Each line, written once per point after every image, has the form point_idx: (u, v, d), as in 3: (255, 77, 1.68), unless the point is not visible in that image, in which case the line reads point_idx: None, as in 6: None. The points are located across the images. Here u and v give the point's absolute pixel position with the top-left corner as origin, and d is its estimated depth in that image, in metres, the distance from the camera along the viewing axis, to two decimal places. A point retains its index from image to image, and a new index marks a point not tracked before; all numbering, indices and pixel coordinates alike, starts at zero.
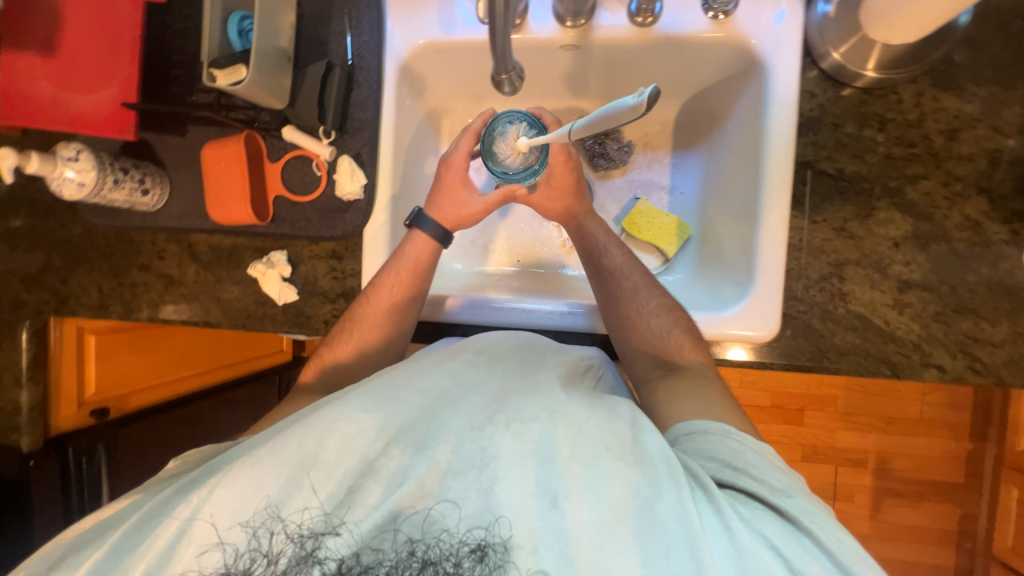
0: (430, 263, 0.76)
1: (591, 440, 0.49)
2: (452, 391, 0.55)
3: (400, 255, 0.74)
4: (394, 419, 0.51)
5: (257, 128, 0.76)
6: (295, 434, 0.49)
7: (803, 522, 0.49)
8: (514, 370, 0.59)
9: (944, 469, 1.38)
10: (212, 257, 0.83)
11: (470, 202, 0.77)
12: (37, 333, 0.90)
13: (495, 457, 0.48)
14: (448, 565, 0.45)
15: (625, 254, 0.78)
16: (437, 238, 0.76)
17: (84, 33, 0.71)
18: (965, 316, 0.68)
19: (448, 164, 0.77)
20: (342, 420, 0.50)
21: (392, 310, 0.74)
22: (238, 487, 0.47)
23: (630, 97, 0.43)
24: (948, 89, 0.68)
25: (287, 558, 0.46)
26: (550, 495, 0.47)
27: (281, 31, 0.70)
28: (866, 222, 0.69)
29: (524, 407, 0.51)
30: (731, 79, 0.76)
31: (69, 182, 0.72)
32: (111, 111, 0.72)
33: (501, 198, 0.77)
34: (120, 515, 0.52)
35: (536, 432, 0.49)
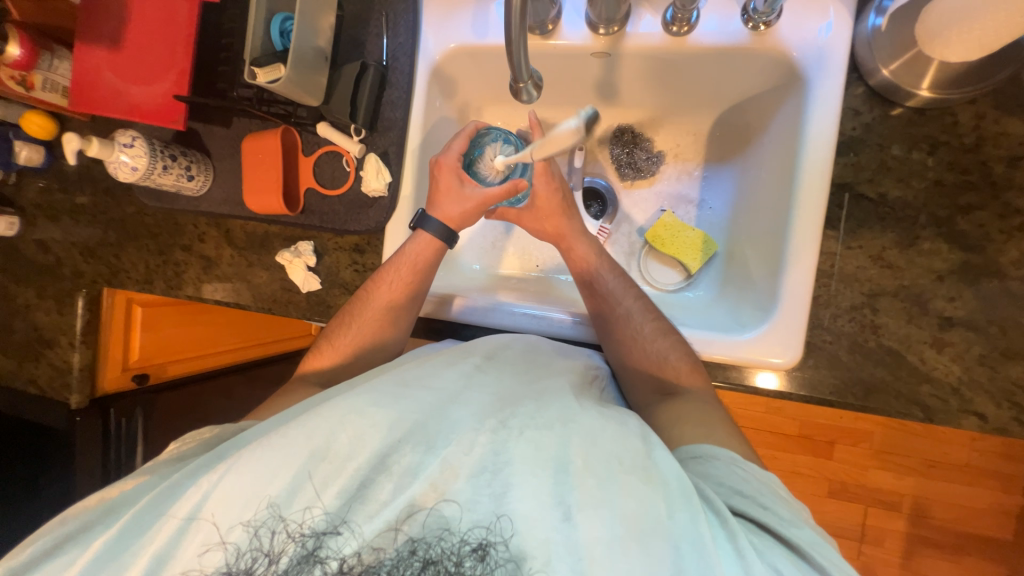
0: (433, 260, 0.77)
1: (605, 451, 0.49)
2: (463, 391, 0.55)
3: (401, 253, 0.76)
4: (407, 416, 0.51)
5: (293, 122, 0.79)
6: (307, 426, 0.50)
7: (815, 557, 0.47)
8: (529, 376, 0.59)
9: (989, 523, 1.27)
10: (246, 242, 0.88)
11: (469, 199, 0.76)
12: (91, 301, 0.99)
13: (507, 463, 0.48)
14: (449, 564, 0.45)
15: (617, 276, 0.76)
16: (443, 237, 0.76)
17: (146, 29, 0.77)
18: (1014, 361, 0.62)
19: (441, 166, 0.74)
20: (354, 414, 0.50)
21: (392, 307, 0.75)
22: (247, 478, 0.48)
23: (574, 121, 0.56)
24: (1014, 113, 0.62)
25: (288, 557, 0.46)
26: (562, 507, 0.46)
27: (321, 32, 0.73)
28: (907, 252, 0.65)
29: (536, 414, 0.52)
30: (771, 92, 0.73)
31: (124, 165, 0.78)
32: (164, 102, 0.77)
33: (506, 190, 0.74)
34: (133, 495, 0.53)
35: (552, 442, 0.49)
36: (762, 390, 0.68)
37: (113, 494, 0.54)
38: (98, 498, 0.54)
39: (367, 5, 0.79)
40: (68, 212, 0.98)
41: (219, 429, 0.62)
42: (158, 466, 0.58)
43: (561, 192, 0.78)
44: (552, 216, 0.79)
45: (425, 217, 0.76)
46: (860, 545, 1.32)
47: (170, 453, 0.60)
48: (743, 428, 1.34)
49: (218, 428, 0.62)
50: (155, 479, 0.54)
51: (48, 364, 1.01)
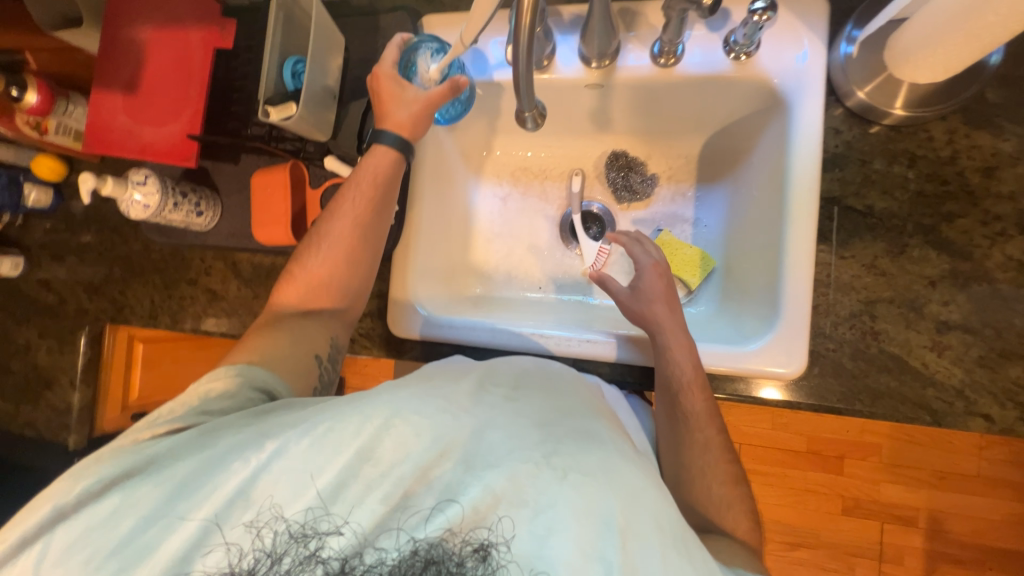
0: (392, 174, 0.72)
1: (647, 517, 0.45)
2: (500, 410, 0.52)
3: (359, 167, 0.72)
4: (446, 429, 0.48)
5: (302, 158, 0.83)
6: (351, 424, 0.48)
7: None
8: (570, 407, 0.55)
9: (1005, 535, 1.25)
10: (253, 274, 0.90)
11: (409, 104, 0.70)
12: (93, 339, 0.99)
13: (550, 506, 0.44)
14: (450, 565, 0.44)
15: (703, 387, 0.67)
16: (400, 149, 0.72)
17: (161, 74, 0.81)
18: (1012, 362, 0.64)
19: (377, 76, 0.71)
20: (398, 419, 0.48)
21: (358, 225, 0.72)
22: (295, 465, 0.47)
23: None
24: (983, 127, 0.66)
25: (290, 558, 0.45)
26: (605, 562, 0.42)
27: (329, 72, 0.78)
28: (898, 259, 0.67)
29: (582, 457, 0.47)
30: (756, 114, 0.77)
31: (136, 204, 0.80)
32: (177, 141, 0.80)
33: (446, 89, 0.69)
34: (174, 448, 0.50)
35: (597, 491, 0.45)
36: (768, 400, 0.70)
37: (150, 438, 0.52)
38: (129, 443, 0.52)
39: (373, 48, 0.84)
40: (73, 251, 0.99)
41: (243, 367, 0.62)
42: (187, 415, 0.56)
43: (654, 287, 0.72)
44: (653, 300, 0.71)
45: (379, 133, 0.72)
46: (881, 564, 1.30)
47: (195, 403, 0.57)
48: (749, 445, 1.34)
49: (240, 366, 0.62)
50: (192, 432, 0.51)
51: (47, 405, 1.00)
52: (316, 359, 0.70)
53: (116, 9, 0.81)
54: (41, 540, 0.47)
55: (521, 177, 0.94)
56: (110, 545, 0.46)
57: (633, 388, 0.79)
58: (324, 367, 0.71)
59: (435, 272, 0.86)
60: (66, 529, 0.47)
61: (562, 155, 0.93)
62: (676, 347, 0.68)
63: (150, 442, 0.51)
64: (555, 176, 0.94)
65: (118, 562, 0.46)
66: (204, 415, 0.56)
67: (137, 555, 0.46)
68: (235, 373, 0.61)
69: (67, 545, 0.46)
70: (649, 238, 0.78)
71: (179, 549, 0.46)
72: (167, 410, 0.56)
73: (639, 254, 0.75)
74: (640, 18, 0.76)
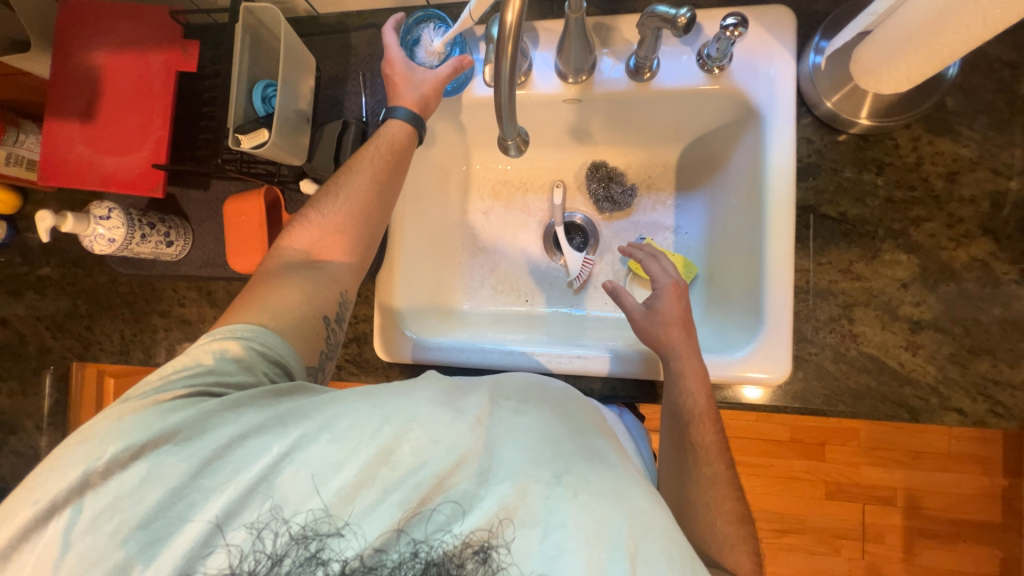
0: (408, 141, 0.72)
1: (659, 547, 0.43)
2: (512, 424, 0.50)
3: (376, 135, 0.71)
4: (462, 440, 0.47)
5: (276, 181, 0.79)
6: (371, 422, 0.47)
7: None
8: (585, 419, 0.54)
9: (976, 507, 1.31)
10: (229, 304, 0.87)
11: (422, 82, 0.71)
12: (60, 377, 0.93)
13: (561, 525, 0.43)
14: (450, 566, 0.44)
15: (710, 409, 0.67)
16: (414, 124, 0.72)
17: (119, 101, 0.77)
18: (981, 357, 0.67)
19: (388, 58, 0.71)
20: (414, 423, 0.47)
21: (370, 190, 0.69)
22: (317, 457, 0.46)
23: None
24: (944, 134, 0.69)
25: (291, 558, 0.44)
26: None
27: (302, 95, 0.76)
28: (872, 263, 0.70)
29: (592, 477, 0.46)
30: (731, 124, 0.79)
31: (100, 238, 0.77)
32: (142, 171, 0.76)
33: (451, 69, 0.71)
34: (197, 422, 0.48)
35: (607, 513, 0.43)
36: (753, 403, 0.72)
37: (167, 402, 0.50)
38: (149, 404, 0.49)
39: (344, 66, 0.82)
40: (32, 286, 0.94)
41: (254, 331, 0.57)
42: (202, 377, 0.52)
43: (681, 315, 0.70)
44: (668, 324, 0.69)
45: (389, 110, 0.71)
46: (864, 544, 1.35)
47: (209, 362, 0.54)
48: (736, 437, 1.38)
49: (253, 329, 0.57)
50: (217, 403, 0.49)
51: (11, 451, 0.95)
52: (324, 321, 0.64)
53: (68, 32, 0.76)
54: (70, 507, 0.45)
55: (502, 191, 0.94)
56: (134, 520, 0.45)
57: (623, 400, 0.80)
58: (332, 330, 0.65)
59: (420, 292, 0.84)
60: (91, 501, 0.45)
61: (542, 167, 0.93)
62: (691, 376, 0.67)
63: (172, 410, 0.49)
64: (536, 188, 0.93)
65: (145, 538, 0.45)
66: (219, 385, 0.52)
67: (160, 532, 0.45)
68: (247, 336, 0.56)
69: (95, 516, 0.45)
70: (665, 255, 0.77)
71: (189, 543, 0.45)
72: (179, 363, 0.53)
73: (657, 272, 0.74)
74: (615, 33, 0.77)
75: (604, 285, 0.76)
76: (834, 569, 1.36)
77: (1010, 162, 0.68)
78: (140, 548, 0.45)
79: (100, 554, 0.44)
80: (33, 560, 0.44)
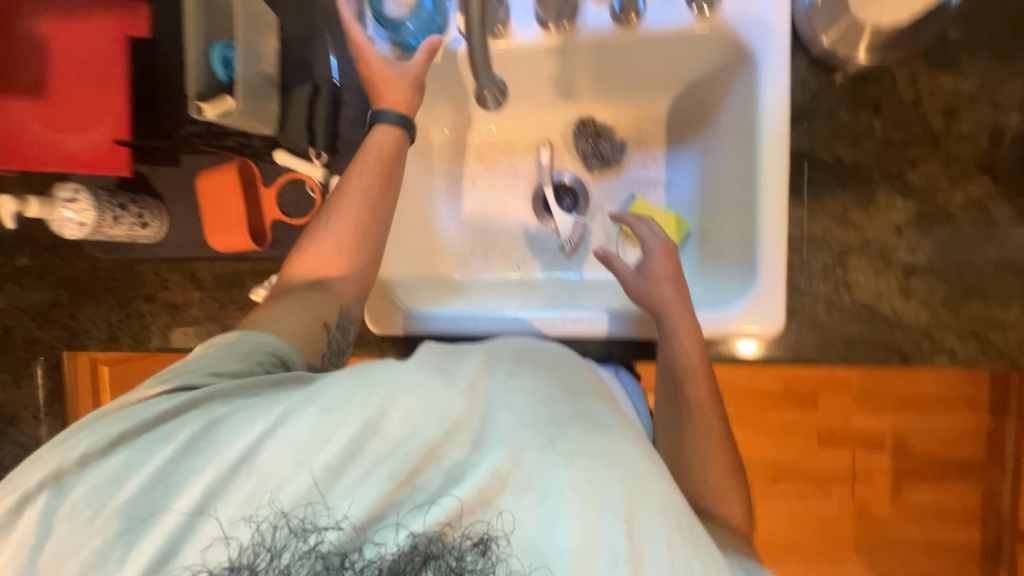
0: (399, 147, 0.70)
1: (653, 504, 0.44)
2: (506, 388, 0.50)
3: (363, 146, 0.69)
4: (456, 407, 0.46)
5: (249, 153, 0.78)
6: (360, 394, 0.45)
7: None
8: (580, 386, 0.54)
9: (963, 446, 1.36)
10: (215, 283, 0.84)
11: (401, 76, 0.70)
12: (52, 367, 0.92)
13: (556, 490, 0.43)
14: (450, 560, 0.43)
15: (704, 364, 0.67)
16: (402, 126, 0.70)
17: (68, 73, 0.71)
18: (974, 299, 0.67)
19: (364, 62, 0.70)
20: (404, 392, 0.46)
21: (365, 204, 0.69)
22: (300, 432, 0.44)
23: None
24: (944, 68, 0.66)
25: (290, 552, 0.43)
26: (613, 553, 0.42)
27: (265, 57, 0.71)
28: (867, 209, 0.68)
29: (587, 440, 0.46)
30: (723, 70, 0.75)
31: (70, 222, 0.74)
32: (105, 149, 0.73)
33: (427, 49, 0.70)
34: (179, 409, 0.48)
35: (602, 476, 0.44)
36: (747, 357, 0.72)
37: (154, 397, 0.49)
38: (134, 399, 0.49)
39: (310, 24, 0.77)
40: (10, 277, 0.91)
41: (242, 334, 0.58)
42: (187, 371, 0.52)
43: (673, 273, 0.69)
44: (659, 281, 0.68)
45: (376, 114, 0.70)
46: (854, 485, 1.40)
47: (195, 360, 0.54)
48: (731, 391, 1.40)
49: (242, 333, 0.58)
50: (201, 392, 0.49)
51: (13, 441, 0.95)
52: (326, 327, 0.64)
53: None
54: (50, 493, 0.45)
55: (487, 153, 0.90)
56: (114, 507, 0.44)
57: (618, 361, 0.81)
58: (336, 335, 0.65)
59: (408, 263, 0.83)
60: (77, 491, 0.45)
61: (527, 126, 0.89)
62: (682, 334, 0.67)
63: (155, 400, 0.49)
64: (523, 149, 0.90)
65: (125, 525, 0.44)
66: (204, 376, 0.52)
67: (139, 518, 0.44)
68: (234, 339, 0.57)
69: (76, 502, 0.44)
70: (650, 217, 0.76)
71: (170, 530, 0.43)
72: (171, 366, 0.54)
73: (644, 233, 0.73)
74: None
75: (594, 252, 0.74)
76: (826, 513, 1.41)
77: (1010, 96, 0.66)
78: (119, 536, 0.44)
79: (80, 540, 0.43)
80: (11, 552, 0.44)
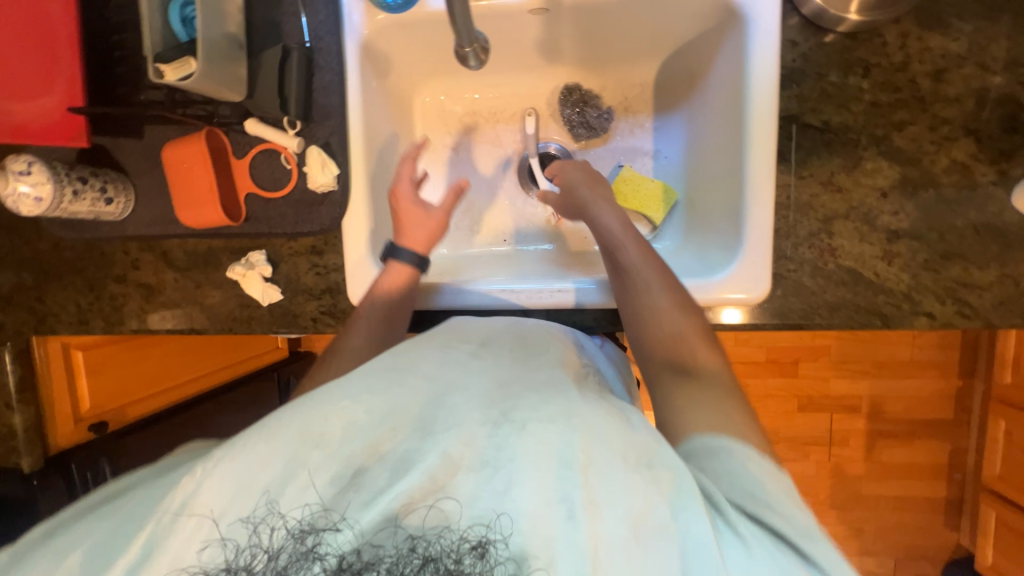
0: (409, 287, 0.72)
1: (611, 449, 0.42)
2: (457, 372, 0.49)
3: (374, 287, 0.71)
4: (401, 404, 0.45)
5: (217, 123, 0.73)
6: (300, 413, 0.45)
7: (811, 556, 0.42)
8: (538, 365, 0.53)
9: (934, 407, 1.42)
10: (189, 262, 0.81)
11: (429, 216, 0.76)
12: (19, 354, 0.87)
13: (509, 459, 0.41)
14: (449, 562, 0.38)
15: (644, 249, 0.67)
16: (415, 265, 0.73)
17: (9, 34, 0.65)
18: (954, 261, 0.68)
19: (396, 193, 0.76)
20: (348, 398, 0.45)
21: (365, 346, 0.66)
22: (239, 463, 0.43)
23: None
24: (934, 28, 0.66)
25: (287, 554, 0.40)
26: (566, 504, 0.39)
27: (229, 15, 0.66)
28: (853, 174, 0.68)
29: (537, 407, 0.45)
30: (711, 32, 0.73)
31: (25, 197, 0.68)
32: (59, 117, 0.68)
33: (454, 194, 0.78)
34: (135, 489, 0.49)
35: (553, 437, 0.42)
36: (731, 325, 0.72)
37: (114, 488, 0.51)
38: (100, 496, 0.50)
39: None
40: None
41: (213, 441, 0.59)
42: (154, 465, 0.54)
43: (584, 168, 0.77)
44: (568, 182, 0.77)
45: (393, 252, 0.73)
46: (830, 447, 1.46)
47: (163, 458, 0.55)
48: None
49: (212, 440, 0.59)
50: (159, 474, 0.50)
51: None
52: None
53: None
54: None
55: (470, 123, 0.87)
56: None
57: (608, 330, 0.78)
58: None
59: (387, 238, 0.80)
60: None
61: (511, 93, 0.86)
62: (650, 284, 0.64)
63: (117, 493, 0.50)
64: (507, 118, 0.87)
65: None
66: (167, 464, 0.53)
67: None
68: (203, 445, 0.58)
69: None
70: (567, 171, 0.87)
71: None
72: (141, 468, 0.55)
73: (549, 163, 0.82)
74: None
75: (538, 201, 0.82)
76: (804, 473, 1.47)
77: (998, 55, 0.65)
78: None
79: None
80: None
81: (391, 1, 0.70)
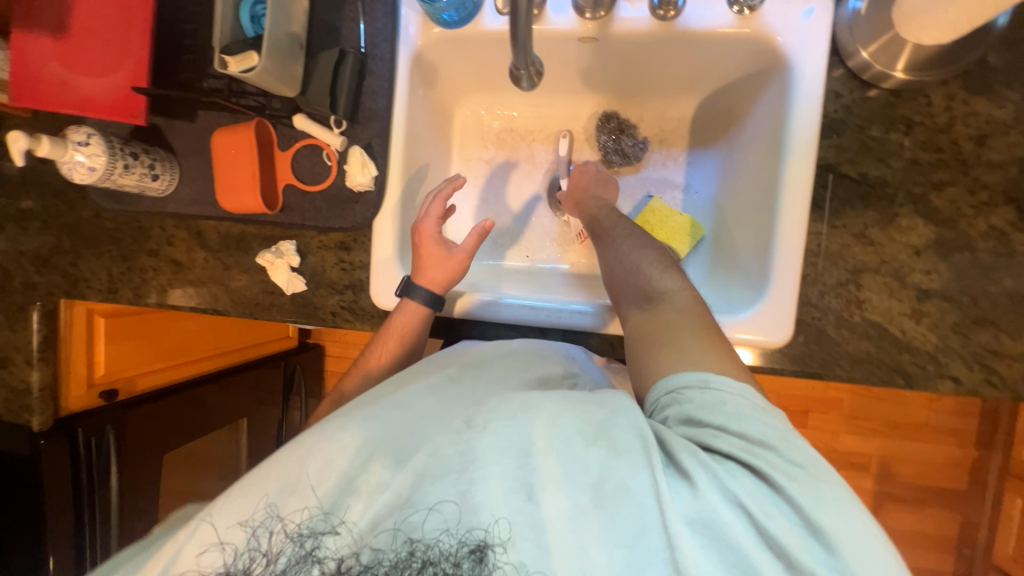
0: (421, 327, 0.73)
1: (564, 428, 0.45)
2: (429, 396, 0.52)
3: (387, 326, 0.73)
4: (377, 432, 0.48)
5: (268, 115, 0.75)
6: (281, 456, 0.49)
7: (773, 478, 0.41)
8: (510, 382, 0.55)
9: (947, 475, 1.37)
10: (221, 244, 0.83)
11: (448, 256, 0.74)
12: (47, 314, 0.91)
13: (471, 459, 0.44)
14: (447, 565, 0.41)
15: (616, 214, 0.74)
16: (429, 305, 0.72)
17: (92, 15, 0.70)
18: (984, 327, 0.67)
19: (420, 233, 0.75)
20: (322, 437, 0.48)
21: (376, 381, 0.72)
22: (228, 507, 0.47)
23: None
24: (981, 93, 0.66)
25: (287, 557, 0.44)
26: (525, 488, 0.43)
27: (294, 17, 0.70)
28: (887, 229, 0.68)
29: (496, 407, 0.47)
30: (753, 76, 0.74)
31: (80, 166, 0.72)
32: (122, 95, 0.71)
33: (477, 236, 0.74)
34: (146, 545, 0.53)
35: (508, 433, 0.45)
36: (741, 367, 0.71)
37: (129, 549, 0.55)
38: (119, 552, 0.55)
39: None
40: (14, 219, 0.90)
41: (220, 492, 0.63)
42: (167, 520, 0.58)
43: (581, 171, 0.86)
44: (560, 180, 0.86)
45: (409, 289, 0.73)
46: None
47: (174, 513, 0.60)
48: None
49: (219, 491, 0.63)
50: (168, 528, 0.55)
51: None
52: None
53: None
54: None
55: (506, 140, 0.89)
56: None
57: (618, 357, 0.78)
58: None
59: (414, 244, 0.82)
60: None
61: (551, 115, 0.88)
62: (645, 262, 0.64)
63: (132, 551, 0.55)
64: (542, 139, 0.89)
65: None
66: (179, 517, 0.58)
67: None
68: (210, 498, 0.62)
69: None
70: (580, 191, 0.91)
71: None
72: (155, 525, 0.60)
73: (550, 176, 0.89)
74: None
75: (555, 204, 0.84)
76: None
77: None
78: None
79: None
80: None
81: (450, 17, 0.73)
